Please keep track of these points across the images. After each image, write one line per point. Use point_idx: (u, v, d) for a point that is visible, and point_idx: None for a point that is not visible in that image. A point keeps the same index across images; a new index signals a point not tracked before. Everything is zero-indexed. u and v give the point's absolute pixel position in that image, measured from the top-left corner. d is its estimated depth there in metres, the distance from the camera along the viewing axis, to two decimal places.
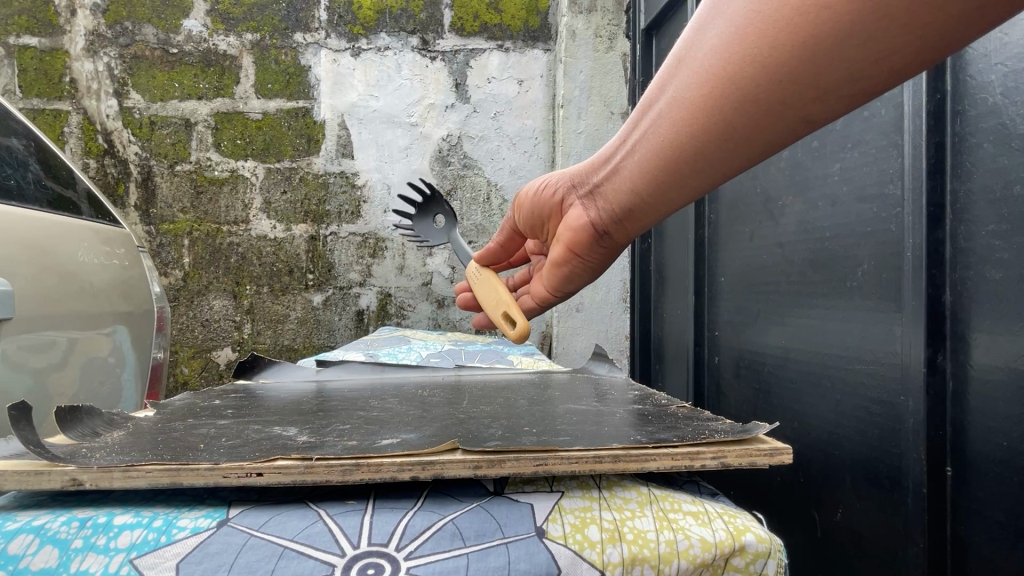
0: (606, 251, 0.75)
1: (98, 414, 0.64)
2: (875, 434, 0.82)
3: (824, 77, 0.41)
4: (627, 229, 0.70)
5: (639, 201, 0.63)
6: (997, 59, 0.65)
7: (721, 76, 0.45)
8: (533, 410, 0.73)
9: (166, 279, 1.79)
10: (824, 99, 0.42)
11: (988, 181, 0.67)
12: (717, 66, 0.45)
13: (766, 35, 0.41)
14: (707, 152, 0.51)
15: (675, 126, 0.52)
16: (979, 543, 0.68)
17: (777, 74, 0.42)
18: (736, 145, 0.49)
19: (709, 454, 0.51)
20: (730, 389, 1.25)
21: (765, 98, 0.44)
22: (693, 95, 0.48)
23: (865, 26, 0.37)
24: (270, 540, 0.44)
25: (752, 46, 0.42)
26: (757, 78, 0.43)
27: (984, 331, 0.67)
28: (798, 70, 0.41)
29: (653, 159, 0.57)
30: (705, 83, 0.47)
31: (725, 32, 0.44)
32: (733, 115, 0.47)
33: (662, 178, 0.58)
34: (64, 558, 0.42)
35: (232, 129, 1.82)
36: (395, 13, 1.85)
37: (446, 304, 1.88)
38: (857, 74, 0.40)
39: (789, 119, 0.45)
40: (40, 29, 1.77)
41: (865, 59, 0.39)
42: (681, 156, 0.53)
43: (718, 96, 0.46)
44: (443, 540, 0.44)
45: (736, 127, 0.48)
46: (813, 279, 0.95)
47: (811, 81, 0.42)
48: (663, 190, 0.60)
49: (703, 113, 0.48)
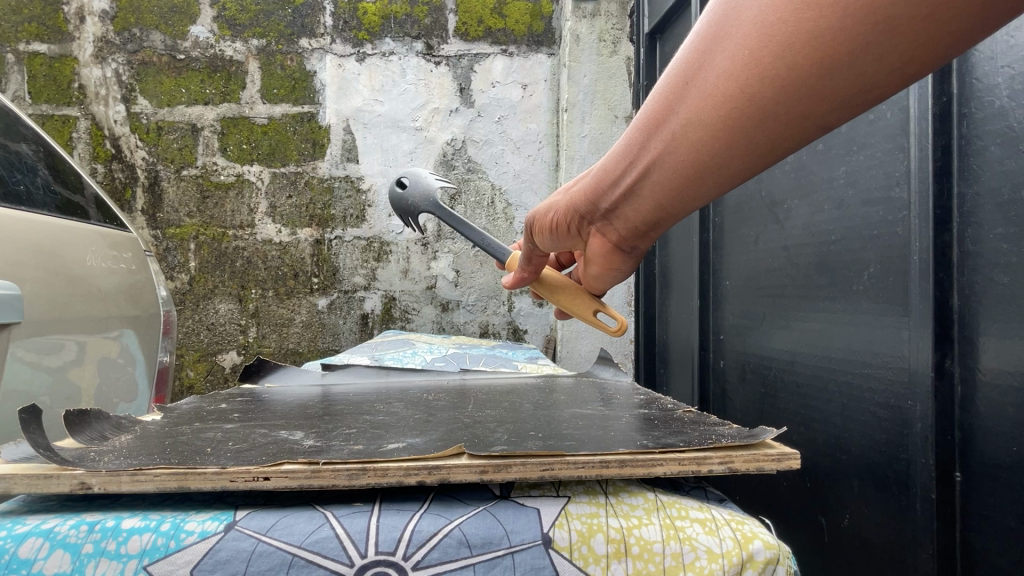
0: (634, 257, 0.72)
1: (105, 418, 0.64)
2: (883, 439, 0.81)
3: (840, 89, 0.38)
4: (649, 239, 0.67)
5: (661, 217, 0.60)
6: (1003, 62, 0.65)
7: (737, 98, 0.41)
8: (539, 414, 0.73)
9: (173, 283, 1.80)
10: (840, 110, 0.40)
11: (995, 185, 0.66)
12: (729, 88, 0.42)
13: (783, 53, 0.38)
14: (731, 170, 0.48)
15: (689, 149, 0.48)
16: (988, 549, 0.67)
17: (797, 91, 0.39)
18: (757, 159, 0.46)
19: (716, 459, 0.51)
20: (736, 393, 1.25)
21: (786, 114, 0.41)
22: (706, 118, 0.44)
23: (877, 37, 0.34)
24: (277, 546, 0.44)
25: (768, 62, 0.39)
26: (776, 96, 0.40)
27: (992, 336, 0.67)
28: (815, 84, 0.38)
29: (671, 181, 0.52)
30: (719, 106, 0.43)
31: (735, 51, 0.40)
32: (754, 134, 0.43)
33: (683, 195, 0.54)
34: (77, 563, 0.43)
35: (239, 133, 1.83)
36: (400, 19, 1.86)
37: (451, 308, 1.88)
38: (870, 86, 0.37)
39: (809, 130, 0.42)
40: (50, 36, 1.79)
41: (879, 71, 0.36)
42: (702, 177, 0.50)
43: (735, 117, 0.43)
44: (450, 549, 0.45)
45: (760, 143, 0.44)
46: (820, 282, 0.95)
47: (828, 93, 0.38)
48: (684, 205, 0.56)
49: (722, 136, 0.45)
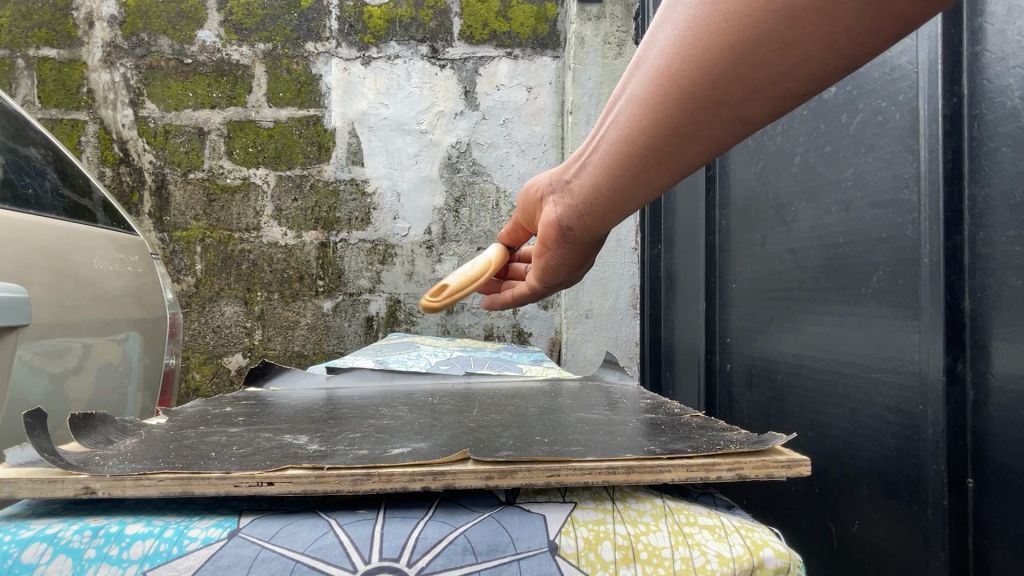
0: (576, 248, 0.71)
1: (110, 422, 0.64)
2: (893, 444, 0.80)
3: (752, 75, 0.36)
4: (590, 229, 0.66)
5: (599, 202, 0.59)
6: (1014, 62, 0.64)
7: (665, 75, 0.40)
8: (544, 419, 0.73)
9: (179, 285, 1.81)
10: (751, 100, 0.38)
11: (1007, 187, 0.65)
12: (660, 65, 0.40)
13: (704, 33, 0.37)
14: (655, 155, 0.46)
15: (624, 127, 0.47)
16: (1001, 556, 0.66)
17: (711, 75, 0.38)
18: (682, 149, 0.45)
19: (725, 466, 0.50)
20: (742, 397, 1.24)
21: (700, 97, 0.39)
22: (640, 94, 0.43)
23: (782, 24, 0.33)
24: (282, 553, 0.44)
25: (694, 41, 0.37)
26: (692, 76, 0.38)
27: (1005, 339, 0.66)
28: (725, 70, 0.37)
29: (608, 161, 0.52)
30: (649, 83, 0.42)
31: (671, 30, 0.39)
32: (675, 117, 0.42)
33: (618, 179, 0.52)
34: (79, 569, 0.43)
35: (245, 137, 1.84)
36: (405, 22, 1.87)
37: (456, 311, 1.88)
38: (778, 78, 0.36)
39: (728, 121, 0.40)
40: (58, 40, 1.80)
41: (784, 62, 0.35)
42: (631, 162, 0.49)
43: (659, 96, 0.41)
44: (455, 555, 0.44)
45: (676, 127, 0.42)
46: (828, 285, 0.94)
47: (741, 78, 0.37)
48: (620, 195, 0.55)
49: (647, 115, 0.43)
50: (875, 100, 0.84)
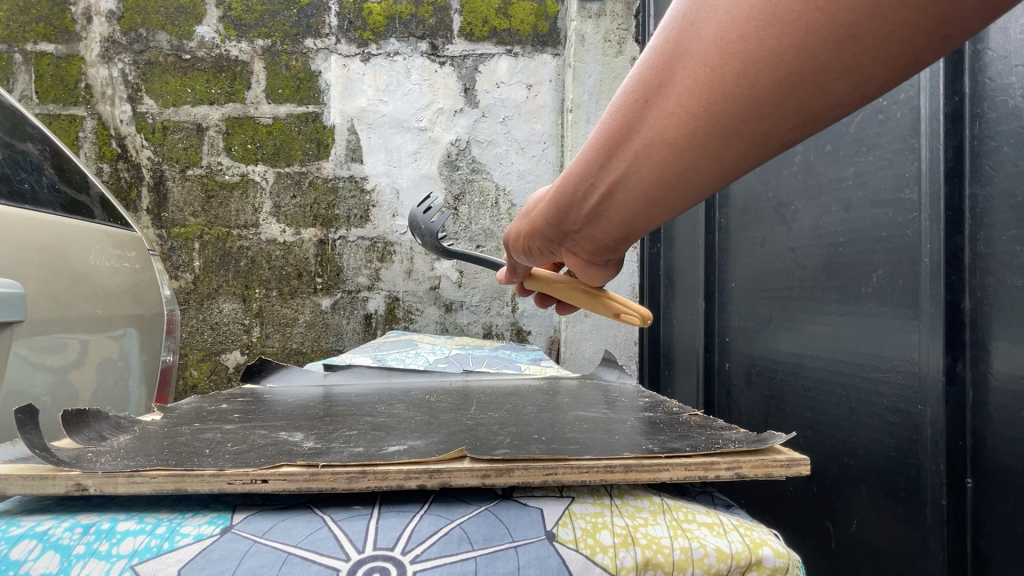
0: (612, 265, 0.68)
1: (105, 418, 0.64)
2: (892, 443, 0.80)
3: (803, 105, 0.33)
4: (618, 252, 0.62)
5: (628, 234, 0.55)
6: (1015, 61, 0.64)
7: (701, 115, 0.36)
8: (542, 417, 0.72)
9: (177, 282, 1.80)
10: (802, 128, 0.34)
11: (1008, 186, 0.65)
12: (691, 108, 0.36)
13: (744, 71, 0.32)
14: (697, 189, 0.43)
15: (652, 170, 0.42)
16: (999, 557, 0.66)
17: (758, 110, 0.34)
18: (728, 178, 0.41)
19: (724, 465, 0.50)
20: (741, 396, 1.24)
21: (749, 132, 0.35)
22: (667, 136, 0.39)
23: (836, 55, 0.29)
24: (273, 546, 0.43)
25: (730, 81, 0.33)
26: (739, 115, 0.34)
27: (1005, 340, 0.65)
28: (777, 103, 0.33)
29: (635, 203, 0.47)
30: (681, 125, 0.37)
31: (695, 69, 0.35)
32: (717, 152, 0.38)
33: (650, 213, 0.49)
34: (65, 564, 0.41)
35: (243, 133, 1.83)
36: (405, 19, 1.86)
37: (454, 309, 1.87)
38: (831, 106, 0.32)
39: (776, 148, 0.37)
40: (57, 35, 1.79)
41: (839, 90, 0.31)
42: (664, 198, 0.45)
43: (699, 136, 0.37)
44: (451, 544, 0.44)
45: (721, 161, 0.39)
46: (827, 285, 0.94)
47: (791, 109, 0.33)
48: (648, 224, 0.52)
49: (685, 154, 0.39)
50: (876, 99, 0.83)
